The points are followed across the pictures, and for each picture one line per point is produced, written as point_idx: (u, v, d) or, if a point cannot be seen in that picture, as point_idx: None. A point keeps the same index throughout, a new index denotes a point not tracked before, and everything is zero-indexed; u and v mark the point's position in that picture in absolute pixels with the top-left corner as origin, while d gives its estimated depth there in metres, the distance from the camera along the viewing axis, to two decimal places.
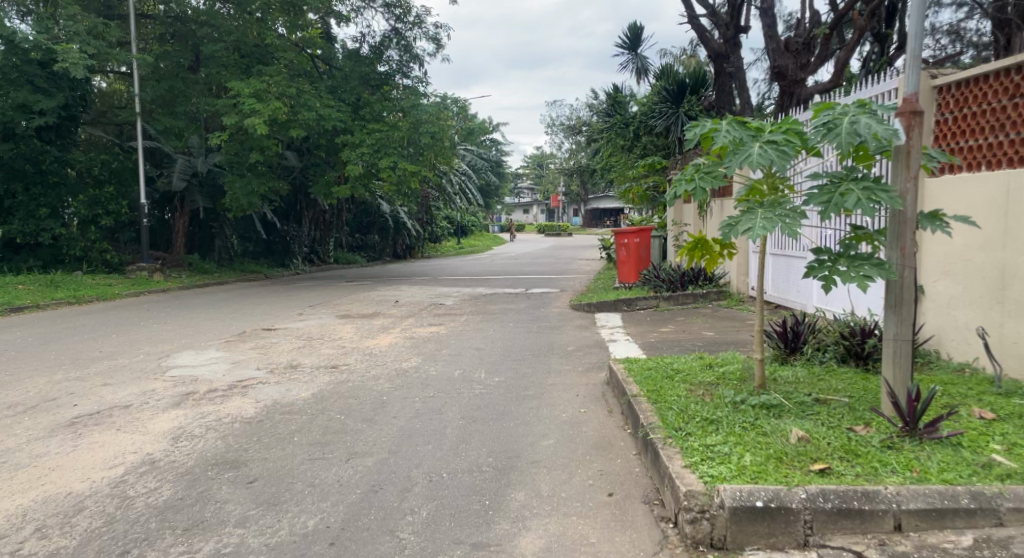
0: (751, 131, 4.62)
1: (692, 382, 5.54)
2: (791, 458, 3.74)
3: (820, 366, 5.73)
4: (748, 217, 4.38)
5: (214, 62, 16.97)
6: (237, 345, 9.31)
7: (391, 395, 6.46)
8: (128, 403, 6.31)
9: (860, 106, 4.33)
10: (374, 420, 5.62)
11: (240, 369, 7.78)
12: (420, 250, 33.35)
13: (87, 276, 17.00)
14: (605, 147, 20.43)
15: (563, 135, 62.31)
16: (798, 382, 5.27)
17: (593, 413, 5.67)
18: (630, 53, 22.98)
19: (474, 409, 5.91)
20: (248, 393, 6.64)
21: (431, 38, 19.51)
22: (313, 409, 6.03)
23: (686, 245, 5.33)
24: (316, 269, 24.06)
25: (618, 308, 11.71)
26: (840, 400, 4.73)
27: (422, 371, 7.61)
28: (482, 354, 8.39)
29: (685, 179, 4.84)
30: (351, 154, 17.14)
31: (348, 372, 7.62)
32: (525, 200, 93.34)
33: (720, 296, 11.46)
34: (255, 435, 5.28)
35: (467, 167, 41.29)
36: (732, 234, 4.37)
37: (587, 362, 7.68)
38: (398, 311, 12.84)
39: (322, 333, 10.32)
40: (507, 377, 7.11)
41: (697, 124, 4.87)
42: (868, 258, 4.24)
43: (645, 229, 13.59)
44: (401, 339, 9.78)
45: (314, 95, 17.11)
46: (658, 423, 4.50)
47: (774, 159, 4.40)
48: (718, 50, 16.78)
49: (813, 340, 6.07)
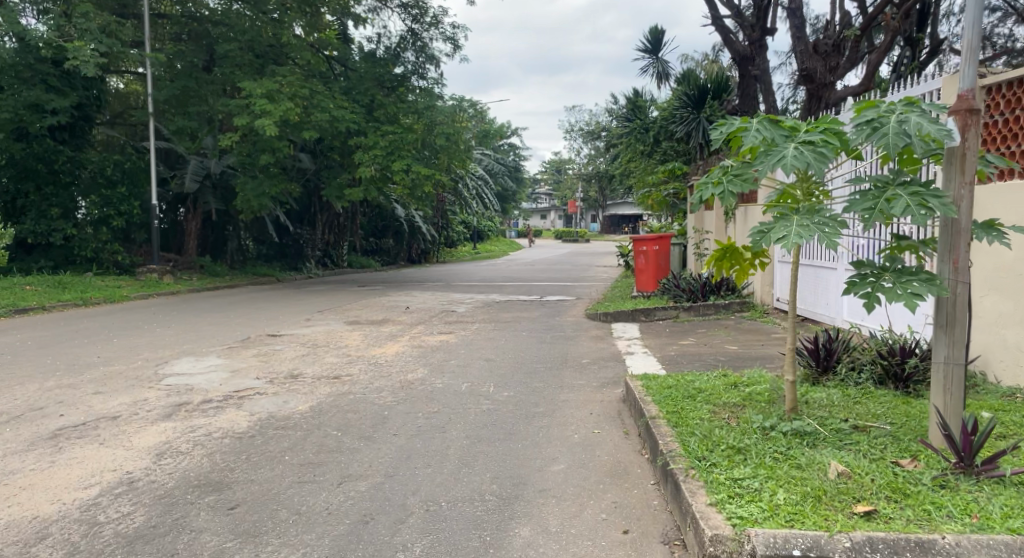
0: (785, 131, 4.21)
1: (716, 403, 5.15)
2: (830, 497, 3.31)
3: (855, 388, 5.32)
4: (782, 225, 3.96)
5: (228, 62, 16.75)
6: (239, 351, 9.01)
7: (393, 410, 6.09)
8: (117, 414, 5.99)
9: (908, 104, 3.91)
10: (372, 438, 5.26)
11: (239, 378, 7.45)
12: (436, 255, 33.09)
13: (96, 277, 16.80)
14: (624, 152, 20.05)
15: (581, 140, 61.91)
16: (833, 406, 4.87)
17: (608, 434, 5.28)
18: (651, 57, 22.59)
19: (480, 428, 5.54)
20: (243, 406, 6.30)
21: (448, 39, 19.20)
22: (309, 424, 5.68)
23: (713, 253, 4.92)
24: (329, 273, 23.85)
25: (635, 318, 11.29)
26: (880, 428, 4.33)
27: (427, 383, 7.25)
28: (492, 366, 8.01)
29: (712, 183, 4.43)
30: (364, 157, 16.86)
31: (350, 383, 7.27)
32: (542, 206, 93.00)
33: (743, 308, 11.01)
34: (244, 452, 4.93)
35: (485, 172, 41.10)
36: (765, 242, 3.95)
37: (602, 377, 7.27)
38: (408, 318, 12.51)
39: (328, 340, 9.99)
40: (517, 392, 6.73)
41: (725, 123, 4.45)
42: (916, 273, 3.82)
43: (664, 236, 13.20)
44: (408, 348, 9.42)
45: (328, 96, 16.87)
46: (680, 450, 4.09)
47: (812, 160, 3.97)
48: (742, 53, 16.32)
49: (847, 358, 5.67)
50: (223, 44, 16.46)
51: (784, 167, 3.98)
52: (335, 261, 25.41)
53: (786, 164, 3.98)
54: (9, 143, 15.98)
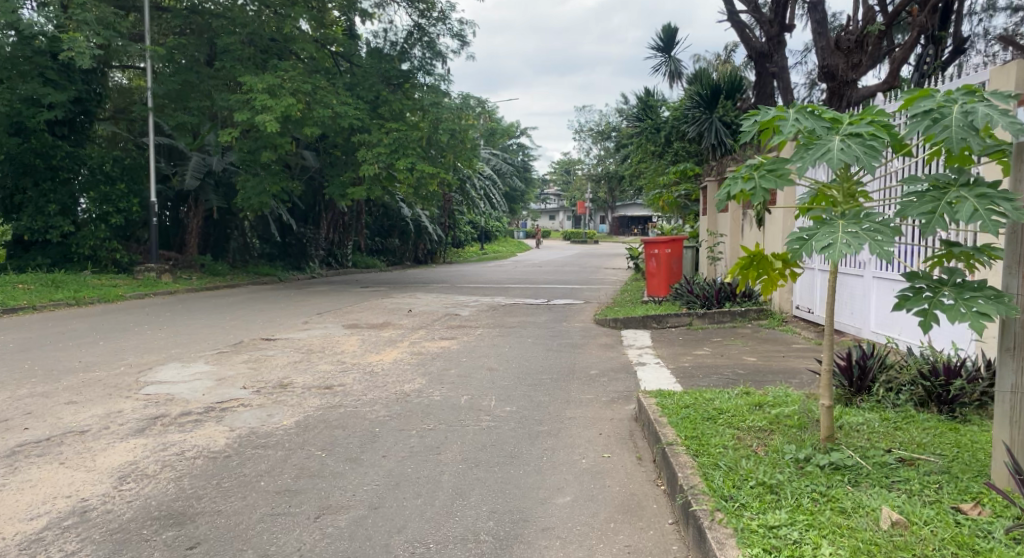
0: (828, 122, 3.71)
1: (740, 427, 4.65)
2: (886, 554, 2.83)
3: (895, 411, 4.83)
4: (825, 230, 3.45)
5: (229, 56, 16.29)
6: (229, 357, 8.54)
7: (385, 427, 5.60)
8: (86, 428, 5.52)
9: (970, 93, 3.45)
10: (360, 461, 4.78)
11: (225, 387, 6.98)
12: (442, 255, 32.63)
13: (92, 275, 16.37)
14: (634, 152, 19.56)
15: (590, 141, 61.37)
16: (873, 433, 4.38)
17: (619, 460, 4.78)
18: (663, 56, 22.08)
19: (478, 450, 5.03)
20: (224, 420, 5.82)
21: (455, 35, 18.73)
22: (292, 443, 5.20)
23: (738, 261, 4.41)
24: (333, 273, 23.43)
25: (646, 325, 10.77)
26: (930, 462, 3.84)
27: (424, 395, 6.75)
28: (494, 377, 7.51)
29: (741, 178, 3.93)
30: (367, 155, 16.38)
31: (342, 394, 6.79)
32: (551, 207, 92.57)
33: (760, 315, 10.48)
34: (215, 476, 4.45)
35: (492, 172, 40.57)
36: (806, 250, 3.45)
37: (613, 391, 6.75)
38: (409, 322, 12.03)
39: (324, 346, 9.52)
40: (520, 407, 6.23)
41: (758, 111, 3.96)
42: (980, 288, 3.32)
43: (677, 239, 12.64)
44: (407, 355, 8.93)
45: (332, 91, 16.42)
46: (704, 487, 3.63)
47: (862, 156, 3.47)
48: (760, 49, 15.78)
49: (884, 377, 5.18)
50: (223, 38, 15.99)
51: (830, 163, 3.47)
52: (339, 261, 24.98)
53: (833, 159, 3.47)
54: (6, 137, 15.60)
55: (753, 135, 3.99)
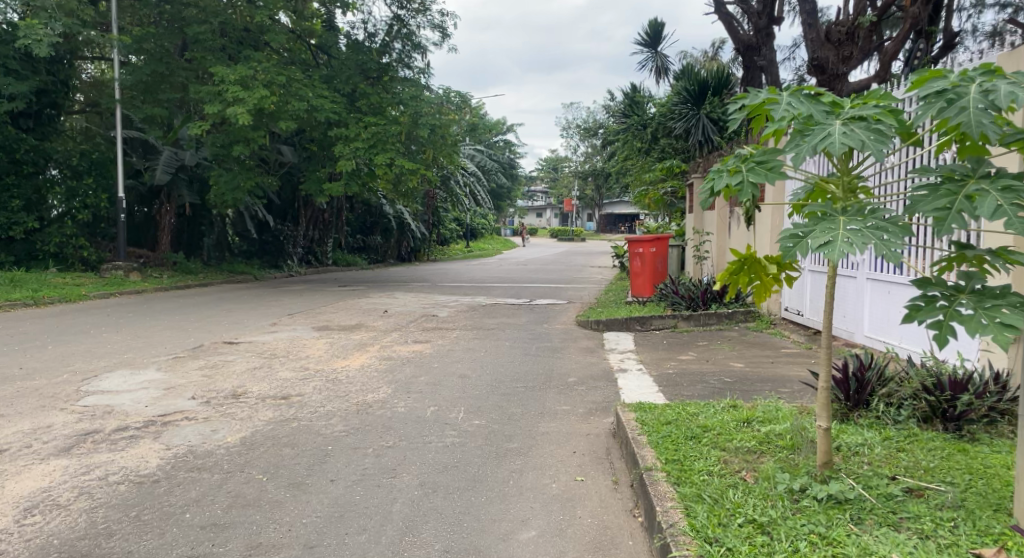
0: (826, 106, 3.27)
1: (727, 449, 4.18)
2: None
3: (897, 430, 4.40)
4: (822, 226, 2.94)
5: (199, 46, 15.63)
6: (183, 363, 7.99)
7: (338, 445, 5.11)
8: (4, 448, 4.98)
9: (988, 73, 3.00)
10: (304, 487, 4.30)
11: (172, 398, 6.44)
12: (426, 252, 32.05)
13: (56, 273, 15.67)
14: (620, 149, 19.12)
15: (578, 138, 60.86)
16: (875, 458, 3.92)
17: (593, 484, 4.31)
18: (650, 51, 21.66)
19: (437, 473, 4.54)
20: (162, 436, 5.29)
21: (436, 27, 18.15)
22: (232, 464, 4.70)
23: (727, 266, 3.94)
24: (313, 271, 22.86)
25: (629, 327, 10.32)
26: (941, 494, 3.39)
27: (388, 407, 6.24)
28: (466, 385, 7.03)
29: (727, 172, 3.46)
30: (344, 149, 15.80)
31: (299, 405, 6.27)
32: (538, 204, 92.16)
33: (747, 318, 10.06)
34: (135, 507, 3.97)
35: (477, 168, 39.88)
36: (800, 250, 2.93)
37: (591, 401, 6.27)
38: (383, 324, 11.48)
39: (288, 350, 8.98)
40: (490, 421, 5.74)
41: (746, 95, 3.50)
42: (1005, 294, 2.85)
43: (663, 237, 12.18)
44: (375, 360, 8.43)
45: (308, 84, 15.79)
46: (685, 526, 3.19)
47: (868, 141, 3.00)
48: (748, 42, 15.36)
49: (883, 390, 4.75)
50: (193, 26, 15.27)
51: (831, 148, 3.00)
52: (319, 259, 24.37)
53: (834, 144, 3.00)
54: None
55: (740, 122, 3.52)
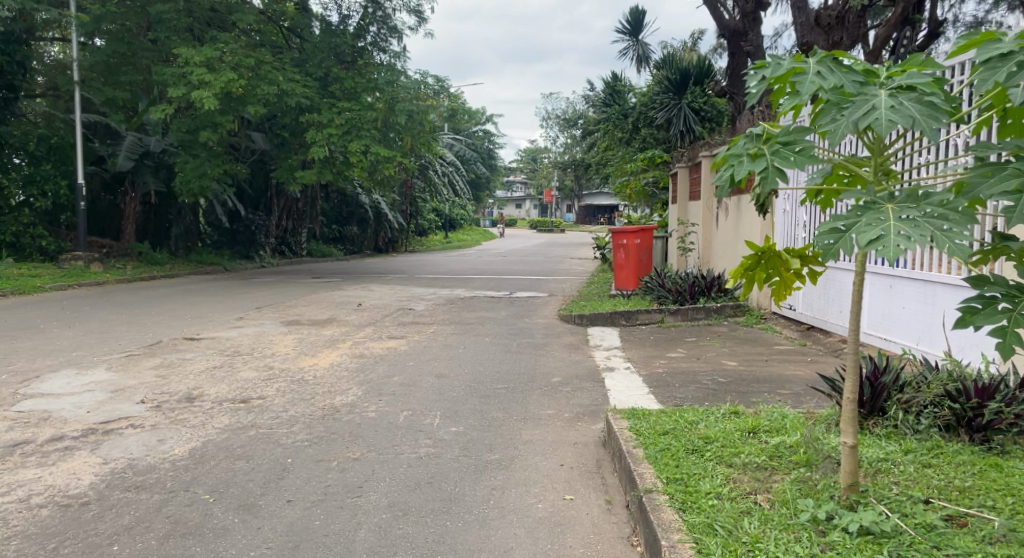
0: (860, 76, 2.78)
1: (734, 464, 3.73)
2: None
3: (918, 441, 3.99)
4: (867, 217, 2.50)
5: (162, 26, 14.81)
6: (136, 362, 7.40)
7: (298, 458, 4.58)
8: None
9: None
10: (257, 509, 3.79)
11: (118, 402, 5.87)
12: (404, 243, 31.38)
13: (11, 264, 14.87)
14: (602, 139, 18.65)
15: (558, 129, 60.27)
16: (904, 477, 3.49)
17: (584, 505, 3.84)
18: (631, 39, 21.18)
19: (408, 491, 4.04)
20: (101, 448, 4.73)
21: (412, 11, 17.44)
22: (177, 481, 4.17)
23: (742, 261, 3.51)
24: (285, 262, 22.18)
25: (614, 322, 9.88)
26: (987, 522, 2.96)
27: (357, 411, 5.71)
28: (443, 386, 6.52)
29: (748, 156, 2.98)
30: (316, 136, 15.16)
31: (258, 410, 5.72)
32: (518, 195, 91.61)
33: (737, 312, 9.62)
34: (55, 538, 3.45)
35: (456, 157, 39.13)
36: (844, 247, 2.47)
37: (578, 405, 5.79)
38: (356, 318, 10.91)
39: (253, 347, 8.40)
40: (468, 427, 5.24)
41: (765, 65, 3.00)
42: None
43: (647, 228, 11.73)
44: (346, 358, 7.87)
45: (278, 67, 15.05)
46: None
47: (919, 117, 2.53)
48: (734, 27, 14.96)
49: (898, 395, 4.33)
50: (156, 5, 14.44)
51: (877, 123, 2.52)
52: (293, 249, 23.73)
53: (882, 118, 2.53)
54: None
55: (759, 96, 3.02)
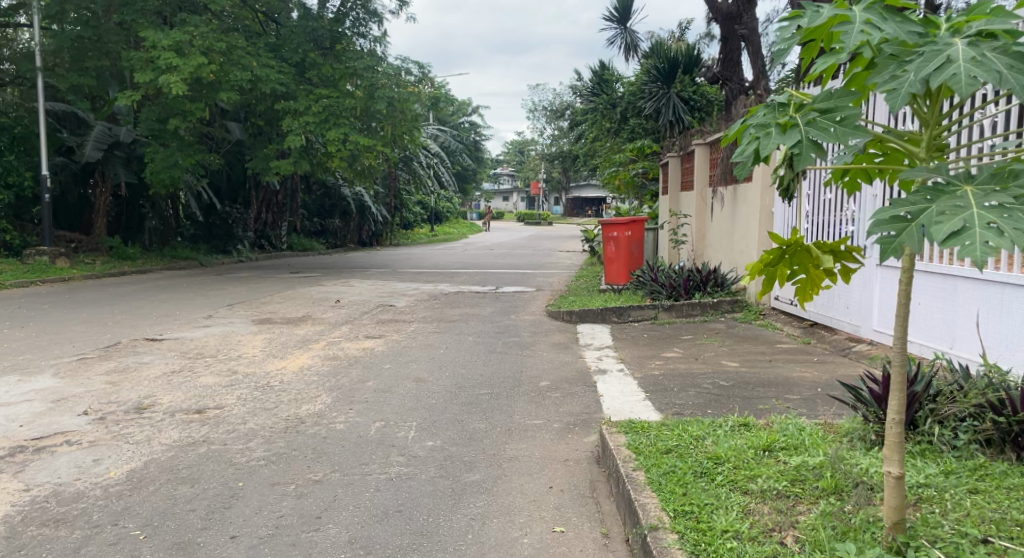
0: (919, 26, 2.25)
1: (752, 490, 3.22)
2: None
3: (959, 461, 3.48)
4: (940, 202, 1.98)
5: (129, 8, 14.05)
6: (87, 367, 6.79)
7: (251, 481, 4.01)
8: None
9: None
10: (193, 549, 3.23)
11: (58, 414, 5.28)
12: (387, 236, 30.72)
13: None
14: (589, 129, 18.10)
15: (544, 120, 59.71)
16: (951, 508, 2.97)
17: (577, 539, 3.31)
18: (619, 27, 20.57)
19: (374, 522, 3.49)
20: (24, 472, 4.15)
21: None
22: (107, 512, 3.61)
23: (763, 255, 2.97)
24: (264, 256, 21.51)
25: (605, 318, 9.35)
26: None
27: (325, 422, 5.16)
28: (420, 392, 5.97)
29: (777, 127, 2.45)
30: (292, 124, 14.50)
31: (213, 422, 5.14)
32: (504, 187, 91.11)
33: (735, 308, 9.13)
34: None
35: (440, 148, 38.36)
36: (911, 240, 1.95)
37: (568, 414, 5.25)
38: (332, 316, 10.32)
39: (218, 349, 7.80)
40: (446, 441, 4.70)
41: (801, 13, 2.44)
42: None
43: (638, 220, 11.18)
44: (317, 360, 7.31)
45: (251, 51, 14.41)
46: None
47: (1007, 72, 2.00)
48: (727, 11, 14.11)
49: (931, 405, 3.82)
50: None
51: (954, 83, 1.99)
52: (272, 243, 23.08)
53: (960, 73, 2.00)
54: None
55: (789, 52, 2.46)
